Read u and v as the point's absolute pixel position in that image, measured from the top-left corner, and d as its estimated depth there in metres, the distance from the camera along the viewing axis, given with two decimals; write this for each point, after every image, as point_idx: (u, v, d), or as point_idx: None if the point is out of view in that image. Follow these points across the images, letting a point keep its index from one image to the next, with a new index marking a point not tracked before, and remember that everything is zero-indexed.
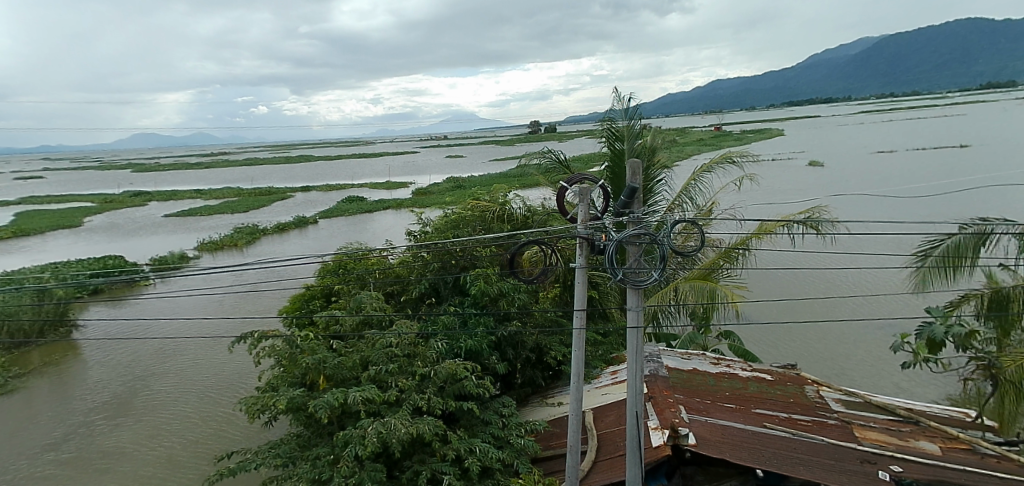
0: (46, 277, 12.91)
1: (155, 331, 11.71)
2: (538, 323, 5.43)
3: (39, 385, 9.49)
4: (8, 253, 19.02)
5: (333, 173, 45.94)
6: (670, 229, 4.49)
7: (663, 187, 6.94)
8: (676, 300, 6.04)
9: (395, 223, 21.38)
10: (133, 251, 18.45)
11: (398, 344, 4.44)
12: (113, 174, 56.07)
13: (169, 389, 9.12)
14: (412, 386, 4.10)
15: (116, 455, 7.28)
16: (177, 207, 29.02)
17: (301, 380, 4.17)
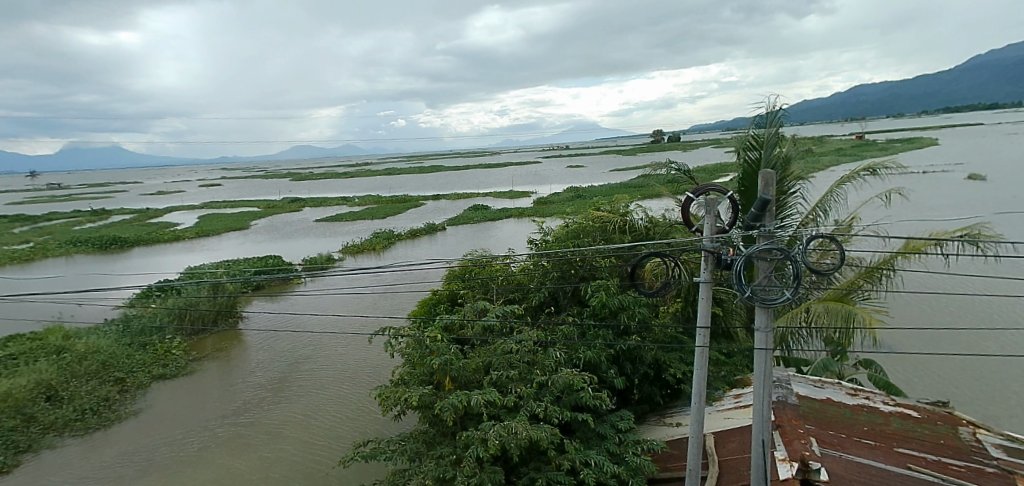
0: (222, 274, 14.82)
1: (304, 323, 12.97)
2: (658, 339, 5.27)
3: (211, 366, 10.70)
4: (195, 249, 22.21)
5: (454, 182, 48.24)
6: (807, 244, 4.14)
7: (798, 200, 6.50)
8: (809, 323, 5.61)
9: (517, 231, 21.94)
10: (290, 251, 20.68)
11: (518, 351, 4.48)
12: (277, 181, 63.89)
13: (320, 372, 10.12)
14: (530, 394, 4.10)
15: (289, 428, 8.23)
16: (325, 212, 32.19)
17: (429, 379, 4.37)
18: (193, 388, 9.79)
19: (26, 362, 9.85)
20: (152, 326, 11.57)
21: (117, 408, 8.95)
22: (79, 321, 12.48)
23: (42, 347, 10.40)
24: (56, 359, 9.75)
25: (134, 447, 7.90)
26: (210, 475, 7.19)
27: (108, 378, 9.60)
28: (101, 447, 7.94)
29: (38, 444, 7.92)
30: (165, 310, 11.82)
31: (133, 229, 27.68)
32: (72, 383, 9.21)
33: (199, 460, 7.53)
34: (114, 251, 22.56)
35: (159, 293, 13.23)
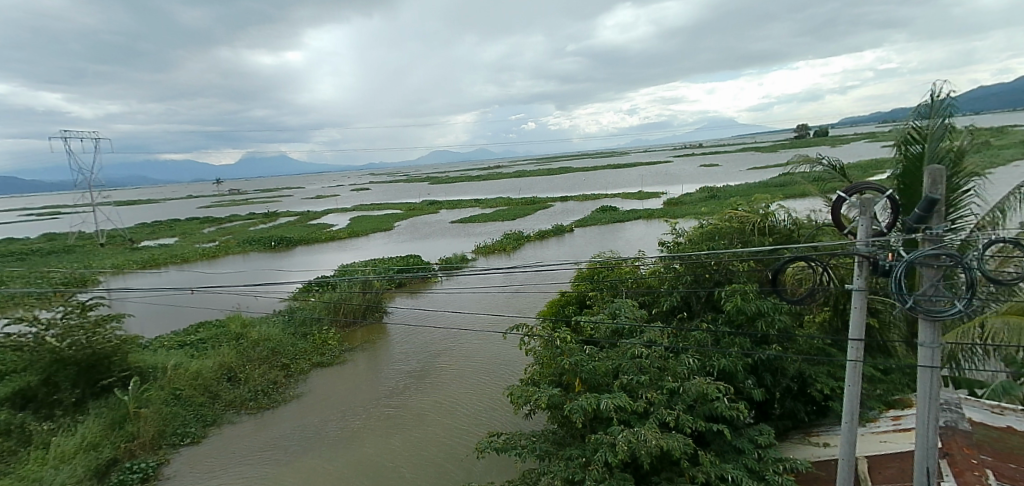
0: (370, 272, 16.20)
1: (443, 318, 13.70)
2: (801, 350, 5.19)
3: (360, 356, 11.50)
4: (347, 248, 24.57)
5: (573, 185, 48.46)
6: (986, 249, 3.62)
7: (973, 200, 5.76)
8: (984, 340, 5.00)
9: (648, 233, 21.62)
10: (430, 251, 22.12)
11: (648, 356, 4.43)
12: (417, 185, 69.36)
13: (456, 366, 10.59)
14: (661, 401, 3.99)
15: (429, 418, 8.70)
16: (456, 214, 33.87)
17: (558, 380, 4.46)
18: (345, 376, 10.60)
19: (213, 346, 11.44)
20: (313, 316, 12.79)
21: (283, 390, 9.95)
22: (255, 310, 14.20)
23: (225, 333, 11.99)
24: (236, 344, 11.17)
25: (298, 426, 8.80)
26: (361, 456, 7.82)
27: (276, 363, 10.69)
28: (270, 423, 8.92)
29: (220, 420, 9.01)
30: (322, 303, 13.21)
31: (299, 229, 31.53)
32: (247, 365, 10.41)
33: (351, 441, 8.24)
34: (280, 249, 25.48)
35: (317, 288, 14.88)
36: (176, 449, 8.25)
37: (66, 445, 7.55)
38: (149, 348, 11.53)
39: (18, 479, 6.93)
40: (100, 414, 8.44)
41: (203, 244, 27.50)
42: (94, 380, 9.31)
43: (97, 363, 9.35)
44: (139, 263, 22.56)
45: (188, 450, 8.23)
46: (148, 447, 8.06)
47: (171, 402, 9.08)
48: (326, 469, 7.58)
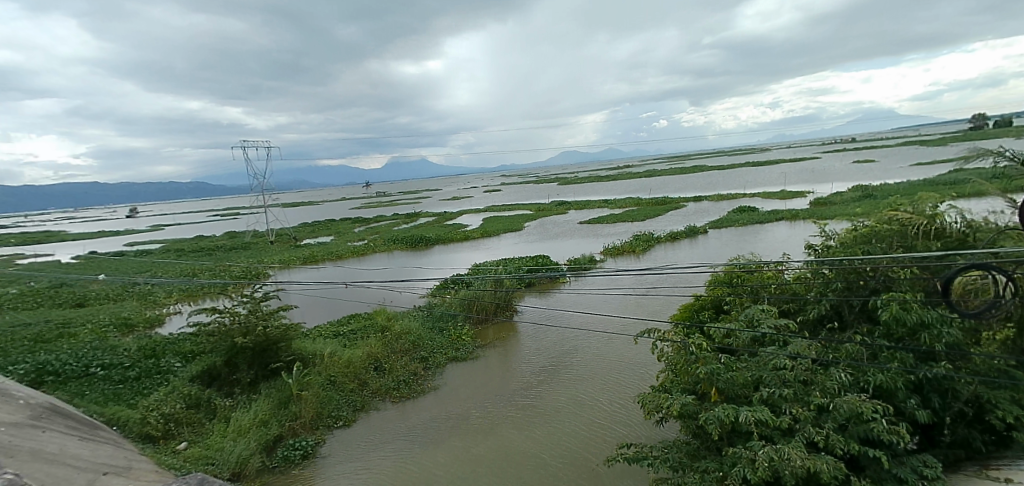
0: (501, 271, 16.91)
1: (572, 318, 13.83)
2: (977, 371, 5.23)
3: (492, 353, 11.92)
4: (479, 247, 25.84)
5: (695, 186, 46.74)
6: None
7: None
8: None
9: (794, 235, 20.49)
10: (559, 251, 22.62)
11: (793, 368, 5.24)
12: (541, 186, 71.63)
13: (587, 367, 10.68)
14: (807, 419, 4.71)
15: (559, 420, 8.79)
16: (586, 214, 34.44)
17: (693, 388, 5.59)
18: (479, 371, 11.03)
19: (362, 336, 12.45)
20: (450, 313, 13.42)
21: (422, 382, 10.54)
22: (399, 305, 15.40)
23: (372, 325, 13.03)
24: (381, 335, 12.11)
25: (435, 416, 9.34)
26: (490, 451, 8.17)
27: (416, 356, 11.39)
28: (411, 411, 9.54)
29: (367, 406, 9.77)
30: (458, 300, 13.76)
31: (434, 228, 33.83)
32: (391, 356, 11.17)
33: (481, 435, 8.62)
34: (420, 248, 27.18)
35: (453, 285, 15.78)
36: (330, 431, 9.04)
37: (242, 419, 8.55)
38: (309, 336, 12.71)
39: (205, 448, 8.03)
40: (270, 394, 9.38)
41: (353, 243, 30.13)
42: (266, 363, 10.24)
43: (267, 348, 10.24)
44: (302, 258, 25.30)
45: (340, 432, 8.99)
46: (308, 427, 8.92)
47: (326, 387, 9.93)
48: (455, 460, 8.02)
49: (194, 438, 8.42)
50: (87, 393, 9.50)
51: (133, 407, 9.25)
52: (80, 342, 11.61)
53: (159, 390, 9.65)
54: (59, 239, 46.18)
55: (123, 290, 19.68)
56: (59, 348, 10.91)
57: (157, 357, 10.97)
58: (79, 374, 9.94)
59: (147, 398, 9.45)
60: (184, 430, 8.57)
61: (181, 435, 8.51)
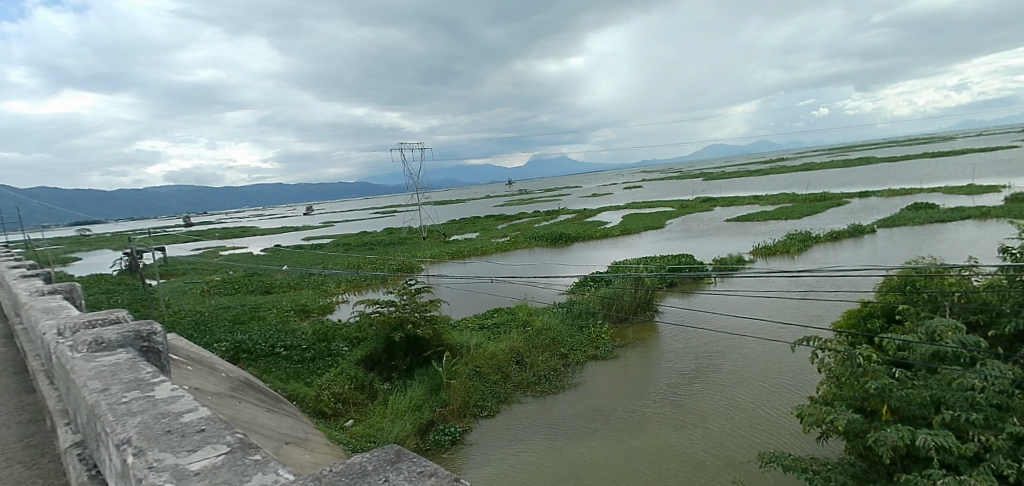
0: (642, 270, 16.84)
1: (716, 321, 13.47)
2: None
3: (632, 353, 11.89)
4: (620, 245, 26.21)
5: (847, 184, 42.71)
6: None
7: None
8: None
9: (990, 236, 18.08)
10: (705, 250, 22.21)
11: (984, 391, 4.75)
12: (676, 186, 70.99)
13: (735, 372, 10.37)
14: (1000, 449, 4.31)
15: (708, 427, 8.54)
16: (732, 214, 33.63)
17: (861, 405, 5.42)
18: (621, 371, 10.99)
19: (506, 330, 13.02)
20: (589, 311, 13.65)
21: (562, 378, 10.73)
22: (540, 301, 15.92)
23: (514, 319, 13.66)
24: (524, 330, 12.59)
25: (579, 410, 9.50)
26: (639, 447, 8.16)
27: (557, 352, 11.62)
28: (556, 405, 9.75)
29: (510, 398, 10.05)
30: (597, 297, 14.05)
31: (576, 226, 35.15)
32: (532, 351, 11.51)
33: (626, 432, 8.62)
34: (560, 245, 27.84)
35: (592, 283, 16.09)
36: (476, 420, 9.42)
37: (399, 403, 9.25)
38: (458, 327, 13.62)
39: (367, 427, 8.72)
40: (422, 381, 10.11)
41: (496, 239, 31.73)
42: (419, 352, 11.01)
43: (419, 340, 11.02)
44: (450, 253, 27.13)
45: (486, 422, 9.32)
46: (456, 414, 9.36)
47: (473, 377, 10.44)
48: (600, 453, 8.12)
49: (358, 417, 9.18)
50: (273, 369, 10.74)
51: (309, 385, 10.25)
52: (268, 325, 13.55)
53: (330, 371, 10.68)
54: (255, 234, 54.83)
55: (301, 280, 22.59)
56: (253, 330, 12.69)
57: (328, 341, 12.36)
58: (267, 353, 11.34)
59: (320, 378, 10.44)
60: (350, 410, 9.39)
61: (348, 414, 9.32)
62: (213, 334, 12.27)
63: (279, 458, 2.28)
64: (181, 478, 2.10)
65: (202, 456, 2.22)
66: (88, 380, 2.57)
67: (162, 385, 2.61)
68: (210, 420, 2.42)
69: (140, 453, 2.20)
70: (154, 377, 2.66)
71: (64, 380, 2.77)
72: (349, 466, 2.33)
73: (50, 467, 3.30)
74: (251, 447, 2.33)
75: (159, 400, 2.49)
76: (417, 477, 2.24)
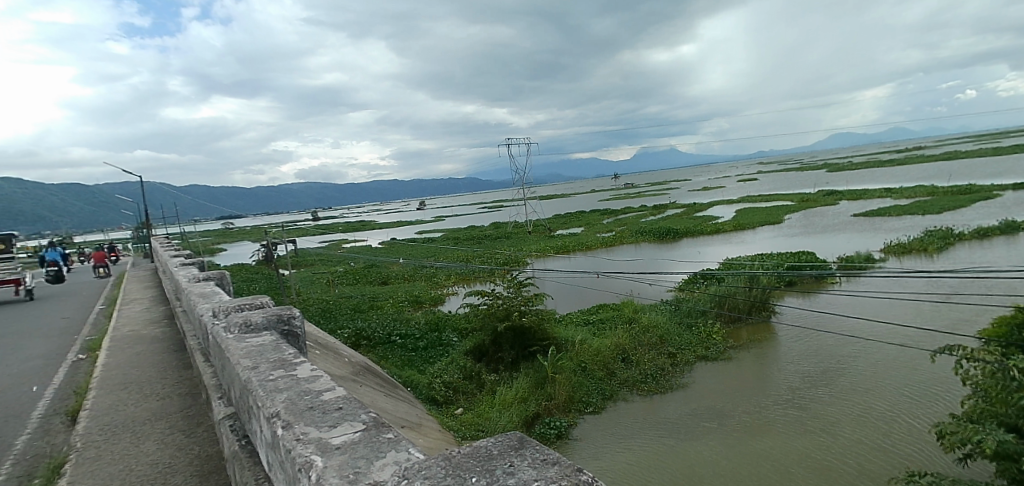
0: (758, 267, 16.49)
1: (840, 325, 12.85)
2: None
3: (745, 355, 11.57)
4: (734, 242, 25.77)
5: (994, 176, 38.36)
6: None
7: None
8: None
9: None
10: (827, 248, 21.19)
11: None
12: (788, 182, 67.93)
13: (862, 380, 9.82)
14: None
15: (835, 436, 8.09)
16: (859, 209, 31.99)
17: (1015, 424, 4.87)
18: (733, 375, 10.65)
19: (611, 326, 13.14)
20: (698, 309, 13.59)
21: (669, 378, 10.54)
22: (646, 297, 15.90)
23: (620, 316, 13.75)
24: (629, 327, 12.58)
25: (693, 410, 9.31)
26: (763, 451, 7.89)
27: (664, 351, 11.50)
28: (667, 403, 9.62)
29: (616, 395, 10.01)
30: (707, 296, 14.12)
31: (683, 223, 35.03)
32: (638, 349, 11.42)
33: (741, 436, 8.36)
34: (668, 241, 28.96)
35: (702, 281, 15.91)
36: (581, 415, 9.40)
37: (506, 394, 9.48)
38: (564, 322, 13.95)
39: (476, 415, 8.97)
40: (528, 374, 10.35)
41: (601, 235, 32.31)
42: (525, 345, 11.31)
43: (525, 332, 11.33)
44: (555, 249, 28.56)
45: (591, 418, 9.29)
46: (561, 409, 9.42)
47: (578, 372, 10.49)
48: (718, 454, 7.91)
49: (467, 406, 9.48)
50: (389, 356, 11.29)
51: (421, 372, 10.76)
52: (385, 314, 14.52)
53: (442, 360, 11.19)
54: (373, 230, 59.64)
55: (414, 271, 24.02)
56: (372, 318, 13.61)
57: (439, 331, 12.95)
58: (384, 340, 11.94)
59: (432, 366, 10.94)
60: (460, 398, 9.76)
61: (459, 402, 9.65)
62: (336, 321, 13.29)
63: (409, 438, 2.46)
64: (326, 450, 2.30)
65: (341, 432, 2.42)
66: (240, 358, 2.81)
67: (302, 365, 2.82)
68: (346, 399, 2.63)
69: (287, 425, 2.41)
70: (295, 357, 2.87)
71: (219, 358, 3.05)
72: (474, 448, 2.40)
73: (204, 435, 3.80)
74: (384, 426, 2.53)
75: (301, 379, 2.71)
76: (541, 465, 2.26)
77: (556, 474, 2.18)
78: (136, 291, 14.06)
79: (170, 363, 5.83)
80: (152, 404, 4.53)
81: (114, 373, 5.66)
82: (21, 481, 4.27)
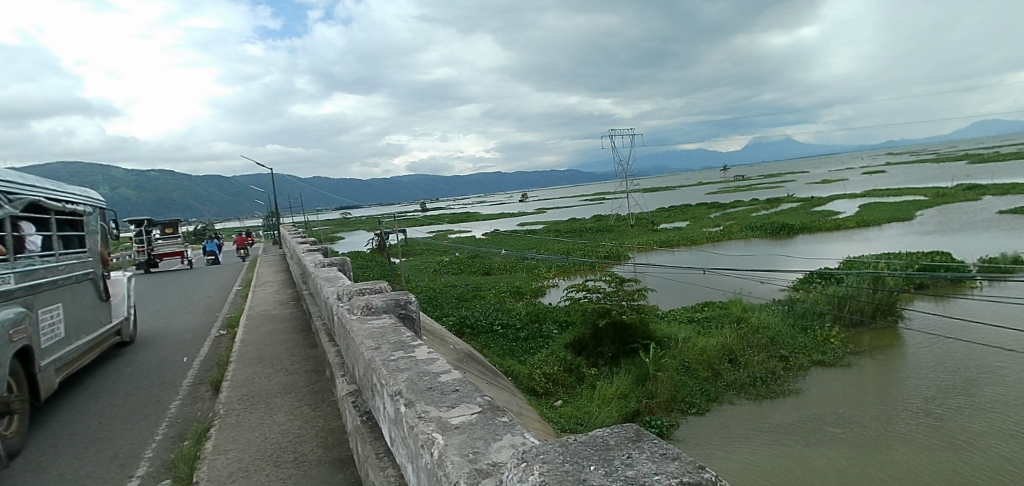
0: (884, 267, 15.49)
1: (980, 335, 11.78)
2: None
3: (867, 363, 10.85)
4: (857, 240, 24.26)
5: None
6: None
7: None
8: None
9: None
10: (970, 247, 19.30)
11: None
12: (913, 176, 62.39)
13: (1007, 394, 8.95)
14: None
15: (980, 452, 7.44)
16: (1010, 205, 28.75)
17: None
18: (853, 382, 10.02)
19: (717, 325, 12.89)
20: (813, 311, 13.05)
21: (782, 382, 10.08)
22: (756, 295, 15.47)
23: (727, 314, 13.47)
24: (737, 327, 12.25)
25: (813, 415, 8.83)
26: (898, 462, 7.36)
27: (775, 354, 11.06)
28: (781, 408, 9.18)
29: (721, 398, 9.65)
30: (826, 297, 13.47)
31: (799, 218, 33.89)
32: (746, 350, 11.07)
33: (866, 444, 7.87)
34: (783, 236, 28.37)
35: (819, 281, 15.19)
36: (685, 415, 9.14)
37: (606, 389, 9.35)
38: (666, 318, 13.94)
39: (575, 408, 8.85)
40: (630, 370, 10.26)
41: (708, 231, 31.72)
42: (626, 341, 11.25)
43: (627, 328, 11.28)
44: (660, 243, 28.77)
45: (695, 419, 8.99)
46: (663, 407, 9.19)
47: (682, 371, 10.27)
48: (842, 459, 7.50)
49: (568, 398, 9.44)
50: (491, 345, 11.59)
51: (522, 362, 10.89)
52: (488, 304, 15.09)
53: (542, 351, 11.34)
54: (475, 222, 62.33)
55: (517, 262, 24.87)
56: (476, 308, 14.20)
57: (540, 322, 13.28)
58: (486, 330, 12.42)
59: (532, 357, 11.09)
60: (559, 390, 9.76)
61: (558, 394, 9.65)
62: (443, 308, 14.06)
63: (524, 423, 2.51)
64: (446, 429, 2.38)
65: (460, 412, 2.50)
66: (364, 338, 2.99)
67: (420, 347, 2.96)
68: (462, 382, 2.74)
69: (410, 403, 2.52)
70: (413, 340, 3.01)
71: (344, 338, 3.26)
72: (590, 441, 2.27)
73: (328, 410, 4.21)
74: (498, 410, 2.59)
75: (420, 360, 2.86)
76: (662, 461, 1.96)
77: (681, 472, 1.86)
78: (269, 276, 15.70)
79: (299, 343, 6.51)
80: (281, 379, 5.09)
81: (249, 349, 6.44)
82: (175, 441, 5.05)
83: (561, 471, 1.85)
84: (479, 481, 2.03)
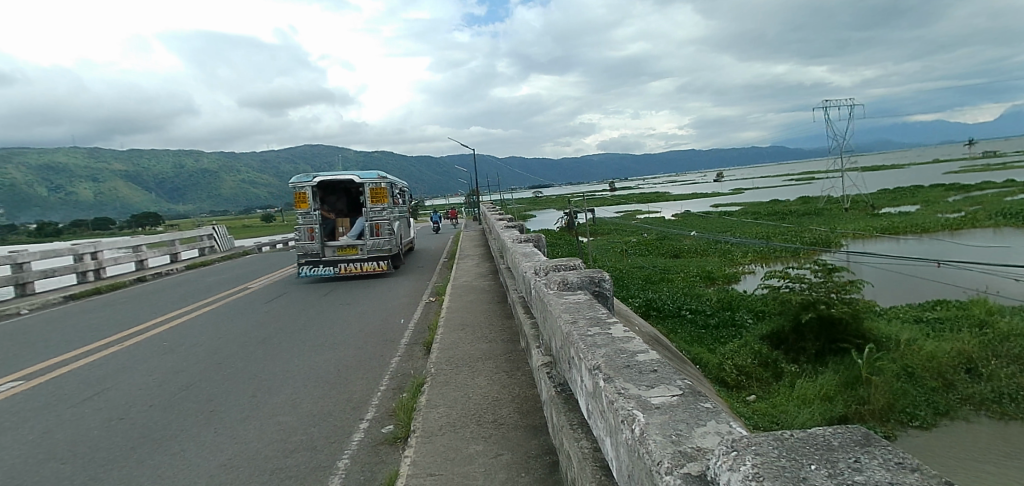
0: None
1: None
2: None
3: None
4: None
5: None
6: None
7: None
8: None
9: None
10: None
11: None
12: None
13: None
14: None
15: None
16: None
17: None
18: None
19: (951, 329, 11.19)
20: None
21: None
22: (1009, 297, 13.58)
23: (968, 317, 11.73)
24: (980, 333, 10.58)
25: None
26: None
27: None
28: None
29: (953, 413, 8.34)
30: None
31: None
32: (990, 361, 9.45)
33: None
34: None
35: None
36: (905, 427, 8.05)
37: (807, 389, 8.57)
38: (885, 315, 12.52)
39: (771, 405, 8.28)
40: (838, 372, 9.29)
41: (942, 218, 27.56)
42: (833, 338, 10.28)
43: (835, 322, 10.32)
44: (882, 230, 25.76)
45: (920, 434, 7.88)
46: (877, 416, 8.14)
47: (904, 378, 9.06)
48: None
49: (761, 394, 8.85)
50: (680, 330, 11.42)
51: (712, 351, 10.54)
52: (677, 287, 14.85)
53: (734, 341, 10.90)
54: (653, 204, 61.94)
55: (709, 246, 24.35)
56: (663, 291, 14.06)
57: (732, 310, 12.77)
58: (674, 313, 12.28)
59: (722, 347, 10.65)
60: (753, 384, 9.21)
61: (752, 388, 9.11)
62: (629, 289, 14.27)
63: (729, 412, 2.37)
64: (646, 408, 2.34)
65: (660, 393, 2.45)
66: (562, 312, 3.12)
67: (615, 324, 3.00)
68: (659, 364, 2.68)
69: (608, 379, 2.54)
70: (608, 317, 3.07)
71: (542, 311, 3.44)
72: (806, 436, 1.90)
73: (523, 378, 4.49)
74: (700, 396, 2.49)
75: (616, 338, 2.86)
76: (897, 468, 1.60)
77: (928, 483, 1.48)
78: (466, 252, 17.24)
79: (495, 315, 6.96)
80: (481, 345, 5.55)
81: (453, 315, 7.18)
82: (394, 393, 5.69)
83: (775, 466, 1.64)
84: (684, 464, 1.94)
